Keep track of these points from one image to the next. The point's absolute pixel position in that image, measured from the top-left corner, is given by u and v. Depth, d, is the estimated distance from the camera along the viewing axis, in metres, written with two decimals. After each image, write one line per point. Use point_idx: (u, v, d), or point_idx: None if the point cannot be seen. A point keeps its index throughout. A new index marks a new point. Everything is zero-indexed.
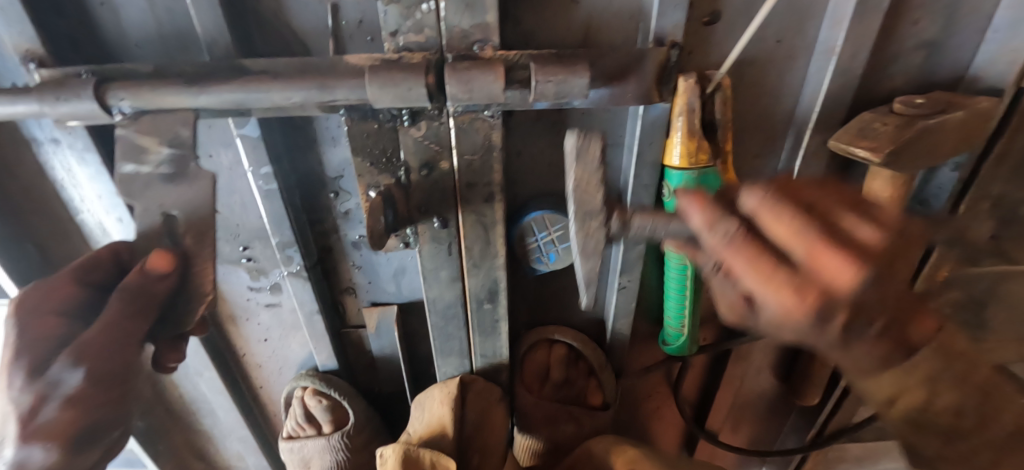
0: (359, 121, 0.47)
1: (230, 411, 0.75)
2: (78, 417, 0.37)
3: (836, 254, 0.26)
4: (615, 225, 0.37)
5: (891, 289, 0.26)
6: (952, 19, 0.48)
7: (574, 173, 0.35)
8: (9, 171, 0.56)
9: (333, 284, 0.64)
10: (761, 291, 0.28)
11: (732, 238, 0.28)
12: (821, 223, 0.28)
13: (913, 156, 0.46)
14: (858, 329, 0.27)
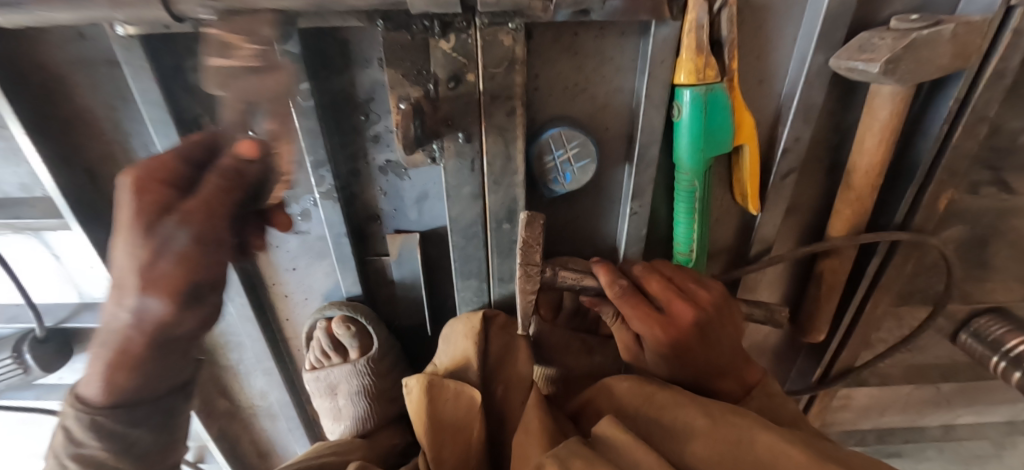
0: (393, 33, 0.50)
1: (257, 341, 0.79)
2: (191, 271, 0.47)
3: (678, 301, 0.58)
4: (548, 273, 0.59)
5: (693, 323, 0.58)
6: None
7: (523, 233, 0.52)
8: (64, 93, 0.60)
9: (359, 212, 0.68)
10: (641, 323, 0.58)
11: (624, 291, 0.58)
12: (665, 290, 0.59)
13: (909, 67, 0.49)
14: (676, 345, 0.58)
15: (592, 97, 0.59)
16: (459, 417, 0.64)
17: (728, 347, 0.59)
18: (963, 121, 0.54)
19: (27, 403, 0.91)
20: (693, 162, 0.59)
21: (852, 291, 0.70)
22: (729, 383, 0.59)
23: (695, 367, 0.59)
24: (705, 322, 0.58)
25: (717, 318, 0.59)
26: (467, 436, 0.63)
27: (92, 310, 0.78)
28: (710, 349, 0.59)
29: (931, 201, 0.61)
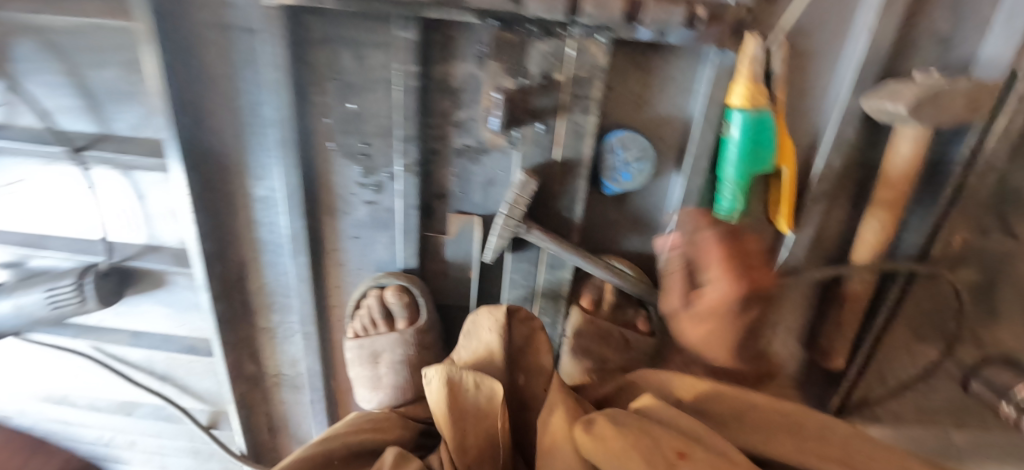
0: (502, 32, 0.61)
1: (305, 302, 0.83)
2: None
3: (753, 272, 0.52)
4: (523, 227, 0.68)
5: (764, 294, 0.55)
6: (962, 18, 0.60)
7: (514, 192, 0.66)
8: (197, 52, 0.69)
9: (429, 190, 0.75)
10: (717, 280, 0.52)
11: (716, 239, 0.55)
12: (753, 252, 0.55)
13: (928, 110, 0.58)
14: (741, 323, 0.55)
15: (654, 109, 0.68)
16: (482, 409, 0.65)
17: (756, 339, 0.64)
18: (974, 168, 0.63)
19: (60, 342, 0.94)
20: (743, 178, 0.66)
21: (870, 316, 0.75)
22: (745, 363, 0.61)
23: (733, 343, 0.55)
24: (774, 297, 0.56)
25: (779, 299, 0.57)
26: (490, 426, 0.64)
27: (157, 253, 0.83)
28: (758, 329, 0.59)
29: (946, 238, 0.68)
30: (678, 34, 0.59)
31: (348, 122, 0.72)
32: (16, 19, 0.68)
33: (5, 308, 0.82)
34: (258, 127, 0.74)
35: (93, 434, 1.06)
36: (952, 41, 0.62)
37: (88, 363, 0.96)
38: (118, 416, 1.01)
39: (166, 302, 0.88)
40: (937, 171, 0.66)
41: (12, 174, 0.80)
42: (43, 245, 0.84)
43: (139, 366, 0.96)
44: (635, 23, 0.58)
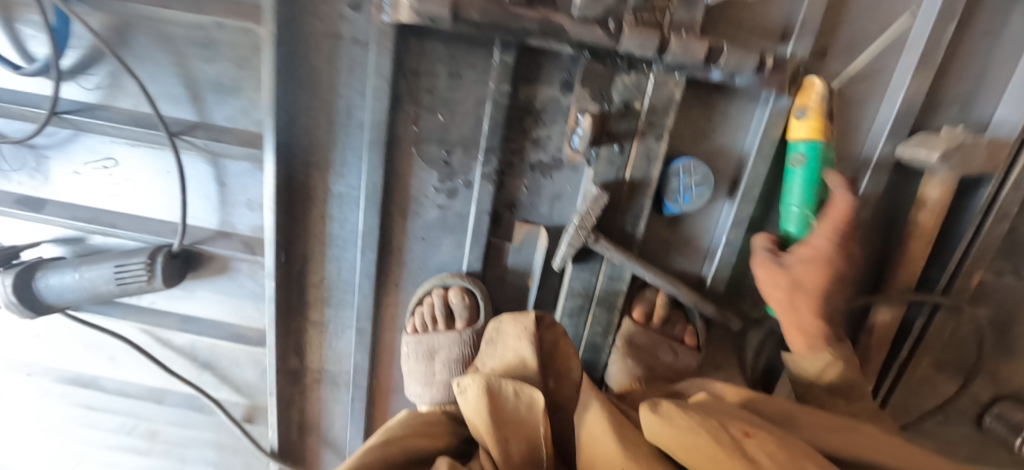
0: (592, 63, 0.69)
1: (365, 297, 0.87)
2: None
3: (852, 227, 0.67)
4: (591, 237, 0.74)
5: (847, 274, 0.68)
6: (980, 86, 0.71)
7: (586, 205, 0.72)
8: (305, 56, 0.76)
9: (500, 199, 0.81)
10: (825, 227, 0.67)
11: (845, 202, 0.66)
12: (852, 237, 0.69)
13: (955, 159, 0.68)
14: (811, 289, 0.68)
15: (715, 142, 0.76)
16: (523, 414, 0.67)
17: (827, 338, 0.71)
18: (993, 213, 0.72)
19: (104, 322, 0.95)
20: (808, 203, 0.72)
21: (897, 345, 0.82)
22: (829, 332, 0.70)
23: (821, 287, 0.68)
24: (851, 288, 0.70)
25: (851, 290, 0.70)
26: (533, 432, 0.65)
27: (227, 239, 0.87)
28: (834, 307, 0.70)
29: (965, 276, 0.77)
30: (746, 77, 0.67)
31: (433, 131, 0.79)
32: (143, 13, 0.75)
33: (70, 281, 0.84)
34: (348, 128, 0.80)
35: (115, 422, 1.03)
36: (971, 105, 0.72)
37: (130, 347, 0.97)
38: (148, 403, 1.00)
39: (223, 289, 0.91)
40: (959, 214, 0.76)
41: (103, 152, 0.84)
42: (117, 223, 0.87)
43: (181, 353, 0.97)
44: (711, 64, 0.66)
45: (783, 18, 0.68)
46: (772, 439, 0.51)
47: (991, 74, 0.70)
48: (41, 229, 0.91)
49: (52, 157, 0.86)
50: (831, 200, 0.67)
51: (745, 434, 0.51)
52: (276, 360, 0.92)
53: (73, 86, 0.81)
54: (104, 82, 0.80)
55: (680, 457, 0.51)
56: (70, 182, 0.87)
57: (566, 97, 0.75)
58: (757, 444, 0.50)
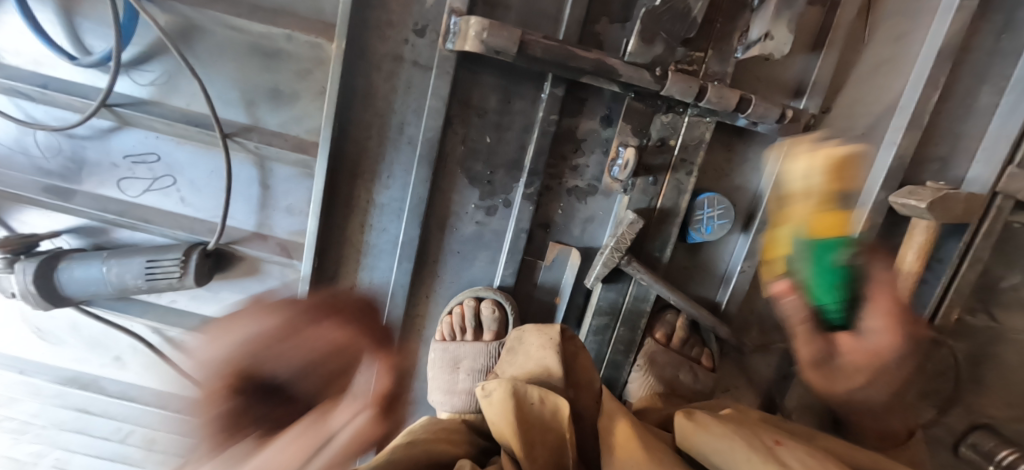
0: (635, 103, 0.77)
1: (397, 306, 0.89)
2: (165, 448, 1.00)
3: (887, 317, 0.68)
4: (624, 259, 0.80)
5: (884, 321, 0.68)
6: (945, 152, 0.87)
7: (622, 229, 0.78)
8: (365, 73, 0.81)
9: (537, 219, 0.86)
10: (876, 320, 0.68)
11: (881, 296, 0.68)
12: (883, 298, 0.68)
13: (941, 210, 0.80)
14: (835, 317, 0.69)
15: (734, 180, 0.85)
16: (547, 420, 0.69)
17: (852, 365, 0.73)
18: (969, 258, 0.85)
19: (115, 320, 0.93)
20: (829, 269, 0.66)
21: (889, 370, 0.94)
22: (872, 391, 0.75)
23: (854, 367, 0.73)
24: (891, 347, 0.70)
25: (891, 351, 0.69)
26: (558, 437, 0.67)
27: (263, 241, 0.88)
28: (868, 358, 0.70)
29: (945, 312, 0.87)
30: (767, 125, 0.77)
31: (480, 151, 0.84)
32: (209, 18, 0.78)
33: (95, 275, 0.82)
34: (398, 144, 0.84)
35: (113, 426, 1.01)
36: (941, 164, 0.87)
37: (139, 347, 0.95)
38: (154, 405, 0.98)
39: (251, 290, 0.92)
40: (941, 258, 0.87)
41: (146, 147, 0.85)
42: (150, 218, 0.87)
43: (194, 356, 0.95)
44: (739, 112, 0.75)
45: (797, 77, 0.80)
46: (802, 447, 0.53)
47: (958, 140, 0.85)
48: (64, 219, 0.89)
49: (89, 147, 0.86)
50: (866, 276, 0.67)
51: (776, 442, 0.53)
52: None
53: (126, 80, 0.82)
54: (160, 79, 0.83)
55: (714, 460, 0.54)
56: (105, 174, 0.87)
57: (606, 130, 0.83)
58: (787, 451, 0.51)
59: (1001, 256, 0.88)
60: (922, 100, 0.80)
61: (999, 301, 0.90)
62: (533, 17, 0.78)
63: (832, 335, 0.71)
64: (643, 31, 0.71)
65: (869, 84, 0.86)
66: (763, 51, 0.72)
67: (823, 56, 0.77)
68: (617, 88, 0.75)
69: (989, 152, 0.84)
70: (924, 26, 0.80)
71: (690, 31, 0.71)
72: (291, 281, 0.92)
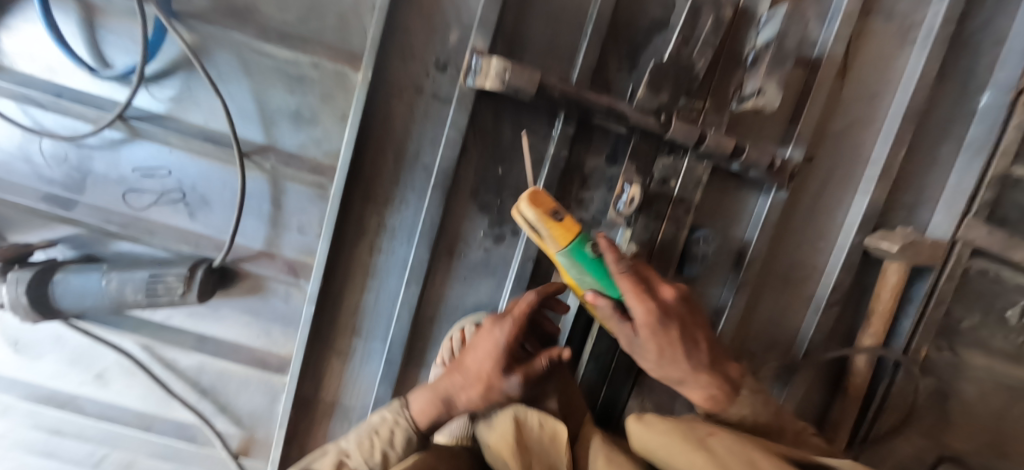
0: (640, 144, 0.83)
1: (402, 328, 0.90)
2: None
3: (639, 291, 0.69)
4: None
5: (687, 309, 0.73)
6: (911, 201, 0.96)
7: None
8: (385, 102, 0.84)
9: (542, 248, 0.90)
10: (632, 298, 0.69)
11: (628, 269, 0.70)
12: (658, 279, 0.73)
13: (911, 253, 0.88)
14: (695, 336, 0.72)
15: (726, 219, 0.92)
16: (547, 444, 0.70)
17: (737, 375, 0.75)
18: (933, 298, 0.93)
19: (105, 335, 0.90)
20: (588, 262, 0.72)
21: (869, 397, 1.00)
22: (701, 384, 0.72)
23: (651, 356, 0.72)
24: (676, 317, 0.71)
25: (670, 313, 0.70)
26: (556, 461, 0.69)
27: (271, 260, 0.89)
28: (669, 342, 0.70)
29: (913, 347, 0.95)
30: (757, 172, 0.84)
31: (491, 181, 0.87)
32: (234, 41, 0.80)
33: (93, 287, 0.81)
34: (412, 170, 0.87)
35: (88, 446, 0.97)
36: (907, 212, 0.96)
37: (127, 364, 0.92)
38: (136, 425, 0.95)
39: (251, 308, 0.91)
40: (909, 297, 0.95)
41: (157, 160, 0.85)
42: (155, 231, 0.87)
43: (184, 375, 0.93)
44: (734, 158, 0.82)
45: (781, 128, 0.89)
46: (733, 437, 0.60)
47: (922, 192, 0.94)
48: (64, 230, 0.88)
49: (96, 158, 0.85)
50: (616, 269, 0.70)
51: (709, 433, 0.61)
52: (295, 390, 0.91)
53: (145, 94, 0.83)
54: (179, 95, 0.83)
55: (665, 460, 0.60)
56: (111, 186, 0.86)
57: (611, 167, 0.88)
58: (718, 441, 0.60)
59: (962, 298, 0.97)
60: (891, 154, 0.89)
61: (961, 339, 0.99)
62: (548, 60, 0.84)
63: (719, 362, 0.74)
64: (651, 81, 0.77)
65: (845, 141, 0.92)
66: (757, 106, 0.78)
67: (807, 112, 0.86)
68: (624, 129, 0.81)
69: (948, 204, 0.94)
70: (892, 89, 0.90)
71: (693, 84, 0.78)
72: (295, 299, 0.91)
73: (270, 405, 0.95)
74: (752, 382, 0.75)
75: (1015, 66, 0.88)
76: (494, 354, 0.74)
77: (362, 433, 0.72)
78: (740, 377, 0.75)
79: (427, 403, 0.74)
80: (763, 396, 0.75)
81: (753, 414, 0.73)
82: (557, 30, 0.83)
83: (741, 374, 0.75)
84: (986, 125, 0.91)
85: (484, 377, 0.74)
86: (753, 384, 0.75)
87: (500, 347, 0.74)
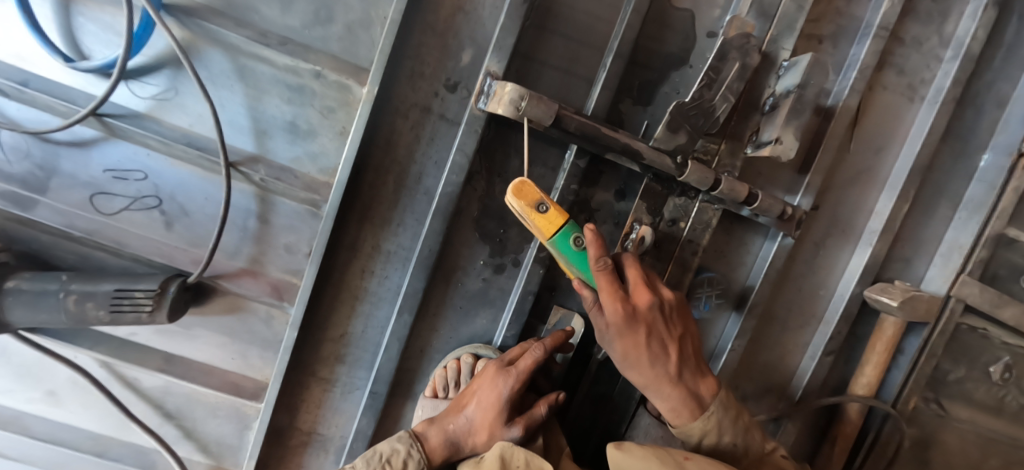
0: (653, 183, 0.81)
1: (389, 359, 0.85)
2: None
3: (613, 294, 0.66)
4: None
5: (664, 315, 0.69)
6: (907, 254, 0.96)
7: None
8: (389, 119, 0.79)
9: (543, 282, 0.86)
10: (605, 298, 0.67)
11: (605, 268, 0.65)
12: (639, 280, 0.69)
13: (909, 308, 0.88)
14: (666, 345, 0.70)
15: (731, 261, 0.90)
16: None
17: (707, 391, 0.72)
18: (925, 352, 0.93)
19: (58, 349, 0.84)
20: (573, 256, 0.68)
21: (858, 446, 1.00)
22: (674, 398, 0.71)
23: (623, 361, 0.70)
24: (647, 322, 0.68)
25: (640, 318, 0.67)
26: None
27: (254, 278, 0.84)
28: (635, 347, 0.68)
29: (902, 399, 0.95)
30: (767, 218, 0.82)
31: (495, 209, 0.83)
32: (229, 42, 0.74)
33: (49, 300, 0.73)
34: (412, 192, 0.82)
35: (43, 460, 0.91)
36: (904, 265, 0.97)
37: (80, 382, 0.86)
38: (92, 446, 0.89)
39: (228, 328, 0.86)
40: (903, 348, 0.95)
41: (132, 163, 0.78)
42: (125, 241, 0.81)
43: (147, 396, 0.89)
44: (745, 204, 0.80)
45: (790, 174, 0.88)
46: (706, 461, 0.63)
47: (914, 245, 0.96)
48: (20, 231, 0.80)
49: (64, 156, 0.77)
50: (598, 269, 0.66)
51: (685, 457, 0.63)
52: (270, 420, 0.85)
53: (124, 90, 0.76)
54: (163, 94, 0.76)
55: None
56: (77, 188, 0.78)
57: (619, 203, 0.85)
58: (696, 463, 0.62)
59: (952, 352, 0.97)
60: (894, 208, 0.89)
61: (947, 392, 0.99)
62: (563, 88, 0.81)
63: (695, 375, 0.72)
64: (670, 121, 0.75)
65: (850, 192, 0.91)
66: (773, 153, 0.76)
67: (818, 160, 0.85)
68: (638, 167, 0.79)
69: (945, 258, 0.94)
70: (900, 144, 0.90)
71: (712, 128, 0.77)
72: (275, 322, 0.86)
73: (239, 433, 0.91)
74: (722, 399, 0.72)
75: (1016, 130, 0.88)
76: (497, 405, 0.77)
77: (374, 463, 0.71)
78: (709, 392, 0.72)
79: (440, 442, 0.76)
80: (730, 415, 0.73)
81: (714, 431, 0.72)
82: (574, 60, 0.81)
83: (712, 390, 0.72)
84: (984, 184, 0.91)
85: (488, 426, 0.77)
86: (723, 401, 0.72)
87: (505, 400, 0.77)
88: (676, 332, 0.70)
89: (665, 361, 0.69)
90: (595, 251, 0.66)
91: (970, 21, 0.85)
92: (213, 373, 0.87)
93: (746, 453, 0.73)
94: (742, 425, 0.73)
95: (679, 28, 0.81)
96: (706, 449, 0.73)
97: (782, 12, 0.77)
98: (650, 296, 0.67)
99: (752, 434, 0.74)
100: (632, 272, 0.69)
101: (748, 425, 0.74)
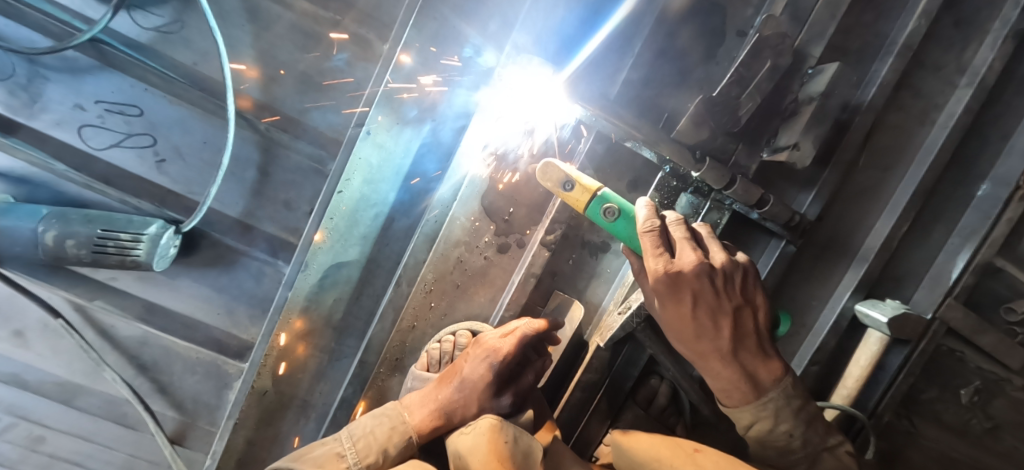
0: (668, 176, 0.80)
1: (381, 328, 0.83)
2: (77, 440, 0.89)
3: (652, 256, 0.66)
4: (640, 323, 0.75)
5: (714, 286, 0.67)
6: (896, 273, 0.99)
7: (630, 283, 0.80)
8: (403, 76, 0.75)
9: (547, 267, 0.84)
10: (648, 257, 0.67)
11: (652, 229, 0.67)
12: (685, 241, 0.68)
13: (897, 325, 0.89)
14: (716, 318, 0.68)
15: None
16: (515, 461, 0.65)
17: (766, 374, 0.69)
18: (906, 369, 0.95)
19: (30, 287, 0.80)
20: (609, 225, 0.69)
21: None
22: (727, 376, 0.69)
23: (669, 329, 0.71)
24: (693, 290, 0.67)
25: (685, 286, 0.67)
26: None
27: (247, 233, 0.81)
28: (679, 317, 0.68)
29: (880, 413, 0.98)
30: (775, 224, 0.82)
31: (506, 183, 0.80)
32: None
33: (24, 233, 0.68)
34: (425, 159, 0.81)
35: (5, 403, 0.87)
36: (891, 285, 1.00)
37: (52, 324, 0.82)
38: (59, 391, 0.86)
39: (217, 280, 0.83)
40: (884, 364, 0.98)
41: (127, 97, 0.74)
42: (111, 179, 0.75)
43: (121, 345, 0.84)
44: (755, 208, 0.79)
45: (799, 183, 0.89)
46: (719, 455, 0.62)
47: (903, 264, 0.99)
48: None
49: (53, 82, 0.73)
50: (643, 229, 0.67)
51: (696, 449, 0.62)
52: (254, 379, 0.83)
53: (124, 18, 0.71)
54: (167, 26, 0.72)
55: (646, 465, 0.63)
56: (66, 117, 0.74)
57: (630, 194, 0.84)
58: (705, 457, 0.61)
59: (928, 371, 1.00)
60: (893, 228, 0.89)
61: (918, 410, 1.03)
62: (592, 72, 0.79)
63: (750, 358, 0.69)
64: (695, 115, 0.74)
65: (851, 207, 0.93)
66: (790, 159, 0.76)
67: (829, 171, 0.85)
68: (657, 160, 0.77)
69: (934, 281, 0.96)
70: (907, 165, 0.90)
71: (734, 127, 0.76)
72: (265, 279, 0.84)
73: (217, 391, 0.88)
74: (785, 386, 0.69)
75: (1016, 163, 0.89)
76: (487, 378, 0.76)
77: (358, 434, 0.72)
78: (768, 376, 0.69)
79: (429, 413, 0.75)
80: (793, 404, 0.69)
81: (771, 421, 0.69)
82: (602, 41, 0.78)
83: (773, 374, 0.69)
84: (979, 214, 0.92)
85: (475, 399, 0.77)
86: (784, 388, 0.69)
87: (492, 373, 0.76)
88: (733, 307, 0.68)
89: (717, 337, 0.68)
90: (647, 213, 0.68)
91: (989, 50, 0.84)
92: (197, 325, 0.85)
93: (802, 446, 0.70)
94: (804, 417, 0.70)
95: (710, 24, 0.79)
96: (758, 437, 0.71)
97: (812, 19, 0.77)
98: (696, 263, 0.66)
99: (814, 427, 0.70)
100: (682, 235, 0.69)
101: (807, 418, 0.70)
